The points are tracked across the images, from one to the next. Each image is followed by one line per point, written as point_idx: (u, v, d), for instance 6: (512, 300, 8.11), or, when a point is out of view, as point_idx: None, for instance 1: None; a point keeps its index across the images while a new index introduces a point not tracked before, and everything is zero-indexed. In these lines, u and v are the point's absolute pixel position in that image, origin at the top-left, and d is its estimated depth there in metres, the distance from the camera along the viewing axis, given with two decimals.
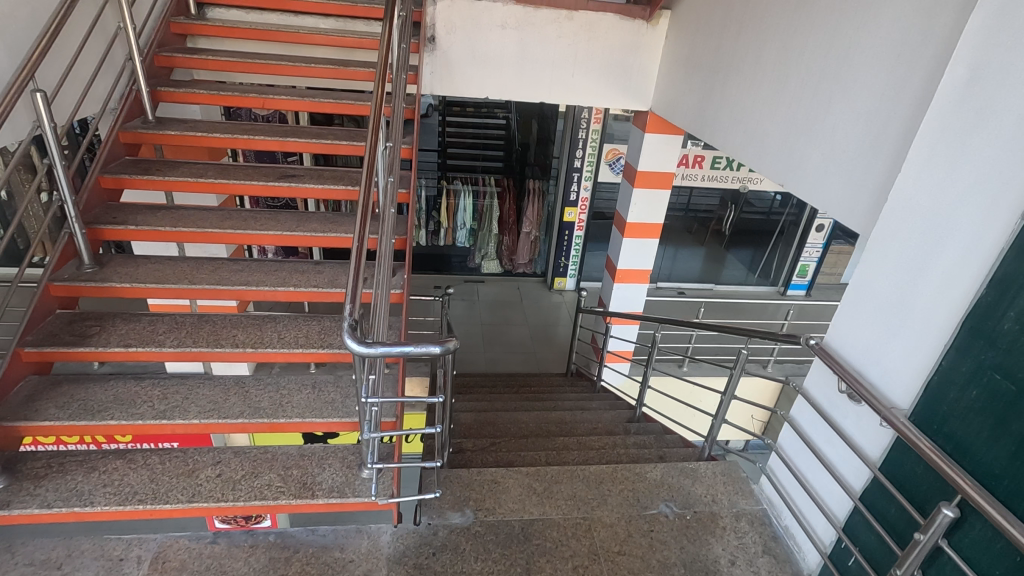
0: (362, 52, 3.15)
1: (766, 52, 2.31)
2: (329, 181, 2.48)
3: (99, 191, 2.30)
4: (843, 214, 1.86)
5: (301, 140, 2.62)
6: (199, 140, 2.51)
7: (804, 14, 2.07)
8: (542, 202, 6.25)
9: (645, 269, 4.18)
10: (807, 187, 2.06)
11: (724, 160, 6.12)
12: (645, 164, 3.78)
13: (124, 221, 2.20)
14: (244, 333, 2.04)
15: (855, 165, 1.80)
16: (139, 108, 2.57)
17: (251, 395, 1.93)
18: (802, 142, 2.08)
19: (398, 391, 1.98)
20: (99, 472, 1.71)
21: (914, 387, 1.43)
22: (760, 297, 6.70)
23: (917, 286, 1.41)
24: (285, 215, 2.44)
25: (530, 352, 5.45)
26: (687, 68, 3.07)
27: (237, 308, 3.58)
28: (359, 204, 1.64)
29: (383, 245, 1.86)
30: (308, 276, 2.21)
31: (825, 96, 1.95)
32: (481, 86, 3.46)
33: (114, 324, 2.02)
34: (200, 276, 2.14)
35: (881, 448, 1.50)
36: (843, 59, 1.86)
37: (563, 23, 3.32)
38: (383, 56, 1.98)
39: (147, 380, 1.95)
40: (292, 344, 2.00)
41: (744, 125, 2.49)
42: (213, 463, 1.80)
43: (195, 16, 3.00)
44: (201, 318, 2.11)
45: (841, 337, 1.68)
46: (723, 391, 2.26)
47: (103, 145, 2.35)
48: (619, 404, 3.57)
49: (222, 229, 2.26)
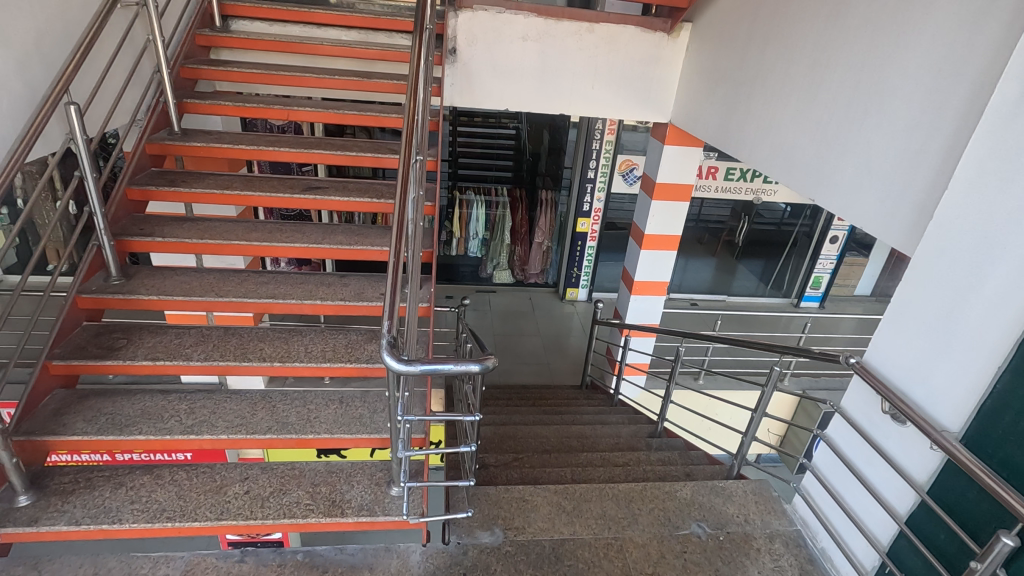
0: (383, 64, 3.15)
1: (795, 65, 2.30)
2: (354, 193, 2.47)
3: (126, 203, 2.29)
4: (880, 230, 1.84)
5: (324, 152, 2.61)
6: (224, 152, 2.52)
7: (837, 27, 2.05)
8: (554, 213, 6.28)
9: (662, 281, 4.15)
10: (840, 202, 2.04)
11: (738, 170, 6.07)
12: (663, 176, 3.76)
13: (150, 233, 2.19)
14: (271, 346, 2.02)
15: (892, 181, 1.78)
16: (165, 119, 2.56)
17: (278, 409, 1.90)
18: (833, 157, 2.07)
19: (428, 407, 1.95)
20: (126, 488, 1.69)
21: (964, 409, 1.39)
22: (773, 309, 6.68)
23: (966, 306, 1.38)
24: (310, 227, 2.43)
25: (543, 362, 5.41)
26: (710, 81, 3.06)
27: (253, 319, 3.57)
28: (392, 218, 1.63)
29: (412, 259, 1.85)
30: (334, 289, 2.19)
31: (858, 110, 1.94)
32: (502, 98, 3.45)
33: (141, 336, 1.99)
34: (227, 288, 2.12)
35: (929, 472, 1.46)
36: (878, 71, 1.85)
37: (584, 35, 3.30)
38: (414, 70, 1.97)
39: (174, 393, 1.93)
40: (319, 358, 1.98)
41: (769, 139, 2.48)
42: (240, 479, 1.77)
43: (219, 28, 3.00)
44: (227, 331, 2.09)
45: (881, 355, 1.65)
46: (753, 408, 2.22)
47: (130, 157, 2.34)
48: (638, 417, 3.53)
49: (248, 242, 2.24)
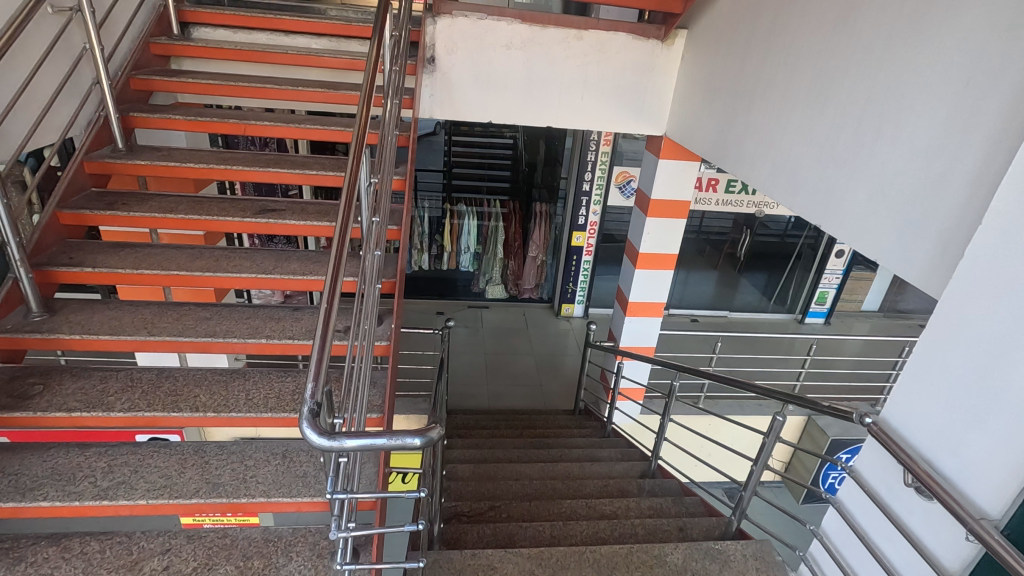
0: (357, 75, 2.96)
1: (798, 76, 2.09)
2: (313, 216, 2.24)
3: (57, 227, 2.07)
4: (896, 264, 1.61)
5: (281, 170, 2.38)
6: (172, 171, 2.30)
7: (845, 35, 1.84)
8: (549, 225, 6.04)
9: (659, 302, 3.91)
10: (850, 229, 1.81)
11: (739, 183, 5.74)
12: (658, 192, 3.54)
13: (80, 262, 1.97)
14: (207, 393, 1.79)
15: (911, 209, 1.55)
16: (108, 134, 2.34)
17: (211, 467, 1.67)
18: (842, 178, 1.84)
19: (380, 484, 1.72)
20: (24, 565, 1.46)
21: (1007, 492, 1.15)
22: (777, 325, 6.45)
23: (1005, 368, 1.14)
24: (263, 254, 2.21)
25: (535, 384, 5.16)
26: (706, 91, 2.84)
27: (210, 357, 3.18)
28: (332, 245, 1.38)
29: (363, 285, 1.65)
30: (284, 324, 1.98)
31: (871, 126, 1.71)
32: (485, 109, 3.25)
33: (61, 381, 1.77)
34: (162, 325, 1.90)
35: (962, 562, 1.22)
36: (895, 81, 1.62)
37: (572, 42, 3.09)
38: (369, 79, 1.73)
39: (94, 447, 1.70)
40: (260, 408, 1.75)
41: (769, 157, 2.26)
42: (160, 552, 1.53)
43: (178, 36, 2.80)
44: (160, 374, 1.87)
45: (902, 416, 1.41)
46: (753, 460, 1.96)
47: (63, 176, 2.12)
48: (631, 451, 3.29)
49: (188, 272, 2.02)
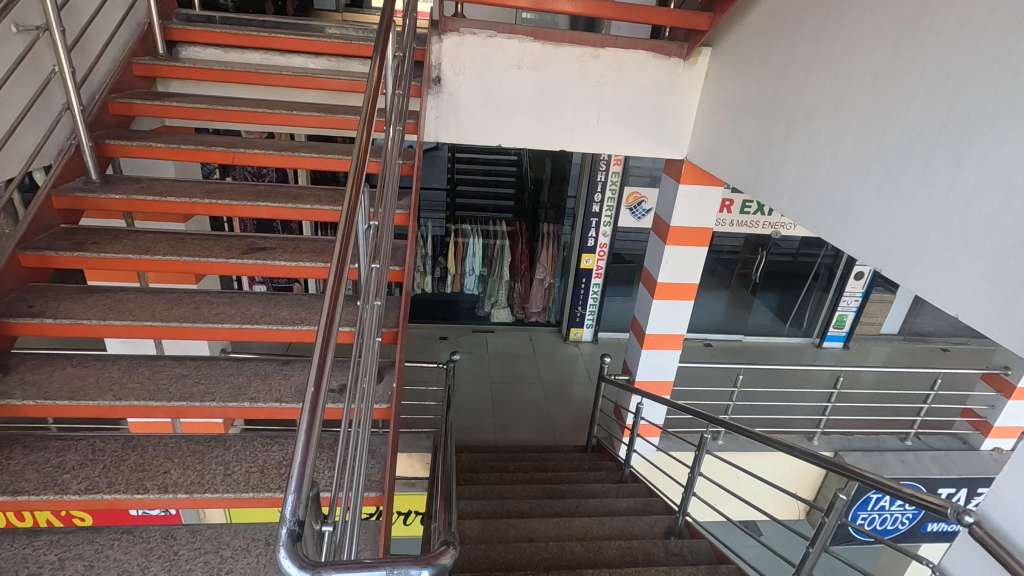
0: (356, 97, 2.75)
1: (849, 99, 1.86)
2: (306, 256, 2.02)
3: (17, 271, 1.84)
4: (987, 322, 1.36)
5: (272, 205, 2.15)
6: (150, 205, 2.07)
7: (908, 54, 1.62)
8: (557, 246, 5.82)
9: (678, 334, 3.67)
10: (922, 276, 1.57)
11: (754, 204, 5.50)
12: (678, 218, 3.32)
13: (40, 311, 1.74)
14: (179, 469, 1.54)
15: (1006, 261, 1.30)
16: (80, 164, 2.13)
17: (179, 560, 1.43)
18: (910, 218, 1.60)
19: None
20: None
21: None
22: (794, 350, 6.21)
23: None
24: (249, 298, 1.99)
25: (545, 416, 4.90)
26: (735, 113, 2.63)
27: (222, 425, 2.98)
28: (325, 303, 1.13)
29: (362, 346, 1.42)
30: (271, 383, 1.75)
31: (948, 159, 1.48)
32: (495, 132, 3.04)
33: (11, 454, 1.53)
34: (130, 386, 1.66)
35: None
36: (977, 108, 1.39)
37: (588, 61, 2.88)
38: (369, 103, 1.51)
39: (44, 535, 1.46)
40: (239, 487, 1.51)
41: (815, 188, 2.03)
42: None
43: (165, 55, 2.61)
44: (127, 443, 1.62)
45: (1016, 517, 1.16)
46: (809, 541, 1.74)
47: (26, 212, 1.90)
48: (652, 501, 3.02)
49: (163, 322, 1.79)
